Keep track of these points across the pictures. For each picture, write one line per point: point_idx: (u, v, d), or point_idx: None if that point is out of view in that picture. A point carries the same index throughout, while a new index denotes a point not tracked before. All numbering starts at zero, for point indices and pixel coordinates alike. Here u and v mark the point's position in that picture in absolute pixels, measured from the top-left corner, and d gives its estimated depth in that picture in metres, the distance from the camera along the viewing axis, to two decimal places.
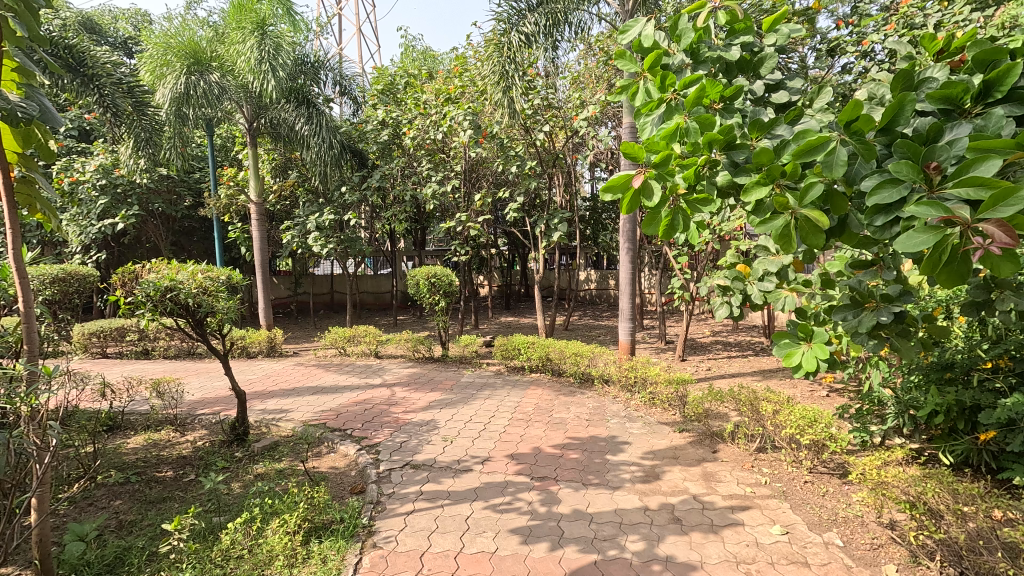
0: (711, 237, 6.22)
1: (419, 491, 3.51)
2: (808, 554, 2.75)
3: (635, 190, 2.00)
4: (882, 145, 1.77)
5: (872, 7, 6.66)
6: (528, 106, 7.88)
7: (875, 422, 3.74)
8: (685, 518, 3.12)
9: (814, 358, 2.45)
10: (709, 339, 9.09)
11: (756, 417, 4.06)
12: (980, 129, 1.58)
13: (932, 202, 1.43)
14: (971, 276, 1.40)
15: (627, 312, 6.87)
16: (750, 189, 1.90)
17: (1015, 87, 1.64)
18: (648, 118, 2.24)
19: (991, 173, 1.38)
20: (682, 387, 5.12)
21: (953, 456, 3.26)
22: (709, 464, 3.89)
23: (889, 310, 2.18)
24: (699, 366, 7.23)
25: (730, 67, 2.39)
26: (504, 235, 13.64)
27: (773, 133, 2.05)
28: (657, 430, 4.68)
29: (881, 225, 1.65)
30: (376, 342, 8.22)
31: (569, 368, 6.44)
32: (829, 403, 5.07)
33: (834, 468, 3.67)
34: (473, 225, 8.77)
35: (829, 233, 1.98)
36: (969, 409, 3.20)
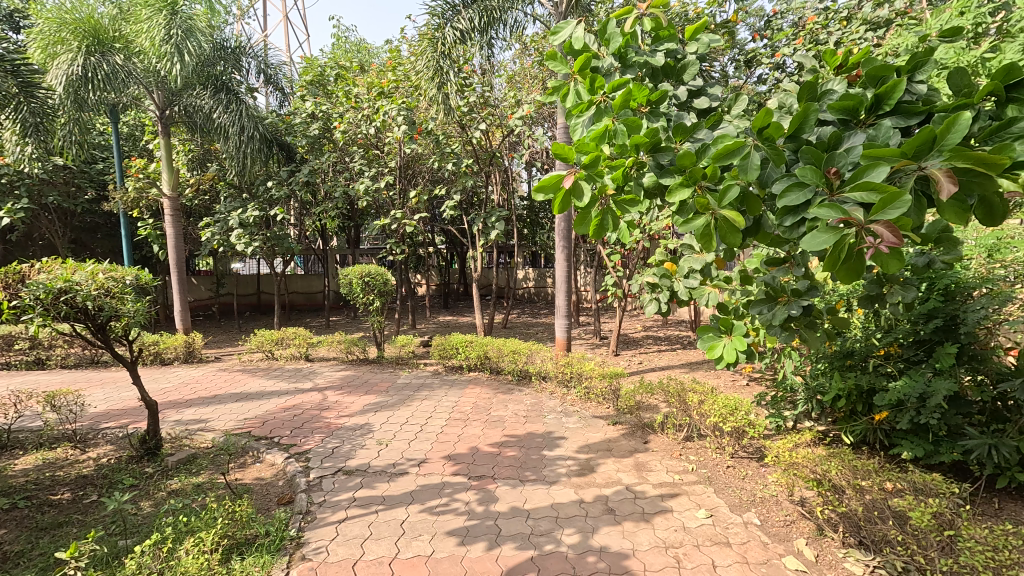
0: (642, 236, 6.48)
1: (352, 497, 3.40)
2: (730, 534, 2.92)
3: (566, 190, 2.07)
4: (791, 151, 1.90)
5: (783, 23, 7.19)
6: (463, 103, 7.82)
7: (787, 408, 4.05)
8: (618, 508, 3.23)
9: (734, 350, 2.62)
10: (640, 334, 9.47)
11: (683, 407, 4.28)
12: (873, 138, 1.73)
13: (832, 205, 1.56)
14: (865, 273, 1.54)
15: (563, 309, 6.99)
16: (674, 190, 1.99)
17: (901, 101, 1.81)
18: (579, 119, 2.30)
19: (880, 179, 1.51)
20: (615, 381, 5.30)
21: (854, 436, 3.58)
22: (641, 455, 4.04)
23: (798, 304, 2.39)
24: (631, 360, 7.51)
25: (656, 72, 2.49)
26: (441, 234, 13.50)
27: (695, 137, 2.15)
28: (592, 423, 4.81)
29: (790, 225, 1.78)
30: (307, 345, 7.87)
31: (507, 366, 6.48)
32: (748, 391, 5.43)
33: (753, 452, 3.93)
34: (409, 222, 8.60)
35: (746, 233, 2.10)
36: (866, 393, 3.54)
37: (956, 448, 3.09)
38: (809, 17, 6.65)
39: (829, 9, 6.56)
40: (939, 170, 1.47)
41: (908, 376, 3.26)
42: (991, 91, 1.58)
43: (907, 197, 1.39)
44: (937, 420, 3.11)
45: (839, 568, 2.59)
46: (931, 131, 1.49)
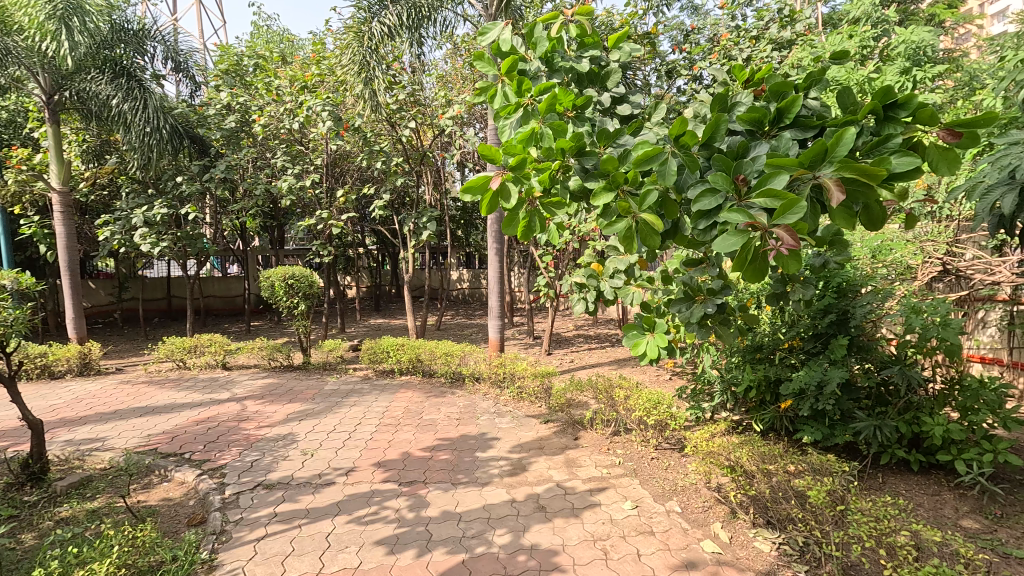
0: (571, 238, 6.63)
1: (272, 513, 3.21)
2: (653, 523, 3.05)
3: (493, 191, 2.10)
4: (704, 158, 2.01)
5: (700, 38, 7.62)
6: (392, 101, 7.65)
7: (705, 399, 4.30)
8: (549, 505, 3.28)
9: (657, 346, 2.74)
10: (572, 333, 9.72)
11: (610, 403, 4.43)
12: (775, 149, 1.86)
13: (740, 209, 1.67)
14: (768, 273, 1.68)
15: (496, 310, 7.02)
16: (598, 193, 2.05)
17: (799, 115, 1.96)
18: (507, 121, 2.32)
19: (781, 187, 1.63)
20: (547, 380, 5.40)
21: (763, 423, 3.86)
22: (571, 451, 4.14)
23: (713, 302, 2.57)
24: (563, 359, 7.67)
25: (581, 78, 2.55)
26: (372, 235, 13.14)
27: (618, 142, 2.22)
28: (524, 423, 4.87)
29: (704, 229, 1.89)
30: (224, 352, 7.36)
31: (439, 369, 6.39)
32: (671, 385, 5.73)
33: (675, 443, 4.13)
34: (336, 222, 8.25)
35: (665, 235, 2.20)
36: (773, 383, 3.85)
37: (848, 430, 3.43)
38: (723, 34, 7.12)
39: (740, 27, 7.05)
40: (830, 179, 1.61)
41: (808, 367, 3.56)
42: (873, 110, 1.75)
43: (803, 203, 1.52)
44: (832, 406, 3.43)
45: (749, 547, 2.79)
46: (824, 143, 1.63)
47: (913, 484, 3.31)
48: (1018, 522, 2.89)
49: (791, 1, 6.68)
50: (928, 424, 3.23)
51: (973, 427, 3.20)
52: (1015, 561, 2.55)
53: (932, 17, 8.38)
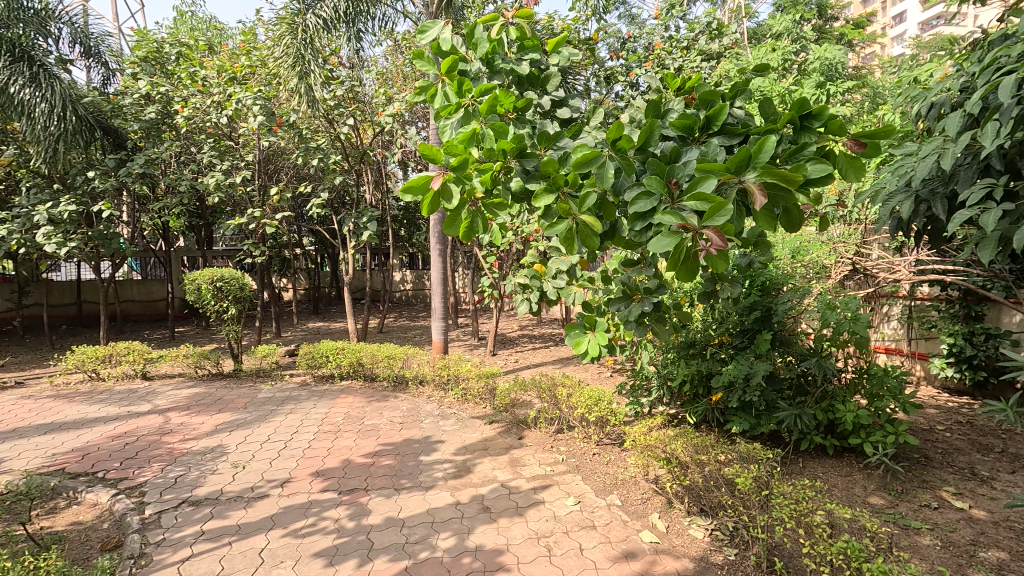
0: (515, 238, 6.67)
1: (199, 531, 3.01)
2: (595, 517, 3.13)
3: (434, 191, 2.09)
4: (640, 162, 2.09)
5: (636, 46, 7.88)
6: (329, 97, 7.40)
7: (644, 395, 4.46)
8: (494, 506, 3.28)
9: (597, 345, 2.81)
10: (516, 333, 9.80)
11: (554, 402, 4.49)
12: (704, 154, 1.96)
13: (672, 212, 1.75)
14: (698, 273, 1.76)
15: (440, 311, 6.95)
16: (539, 195, 2.07)
17: (726, 123, 2.07)
18: (448, 121, 2.30)
19: (710, 191, 1.72)
20: (491, 380, 5.41)
21: (696, 416, 4.06)
22: (516, 451, 4.17)
23: (650, 301, 2.69)
24: (508, 359, 7.69)
25: (521, 81, 2.57)
26: (309, 235, 12.64)
27: (558, 145, 2.26)
28: (469, 424, 4.84)
29: (640, 230, 1.95)
30: (144, 361, 6.82)
31: (381, 372, 6.24)
32: (611, 382, 5.90)
33: (615, 438, 4.26)
34: (270, 222, 7.86)
35: (604, 237, 2.26)
36: (705, 377, 4.05)
37: (772, 419, 3.67)
38: (658, 43, 7.41)
39: (673, 37, 7.35)
40: (754, 184, 1.71)
41: (737, 361, 3.79)
42: (790, 119, 1.87)
43: (730, 206, 1.61)
44: (758, 397, 3.66)
45: (684, 535, 2.92)
46: (748, 150, 1.72)
47: (828, 467, 3.58)
48: (916, 496, 3.20)
49: (719, 15, 7.05)
50: (841, 411, 3.51)
51: (878, 412, 3.51)
52: (913, 531, 2.82)
53: (842, 37, 9.13)
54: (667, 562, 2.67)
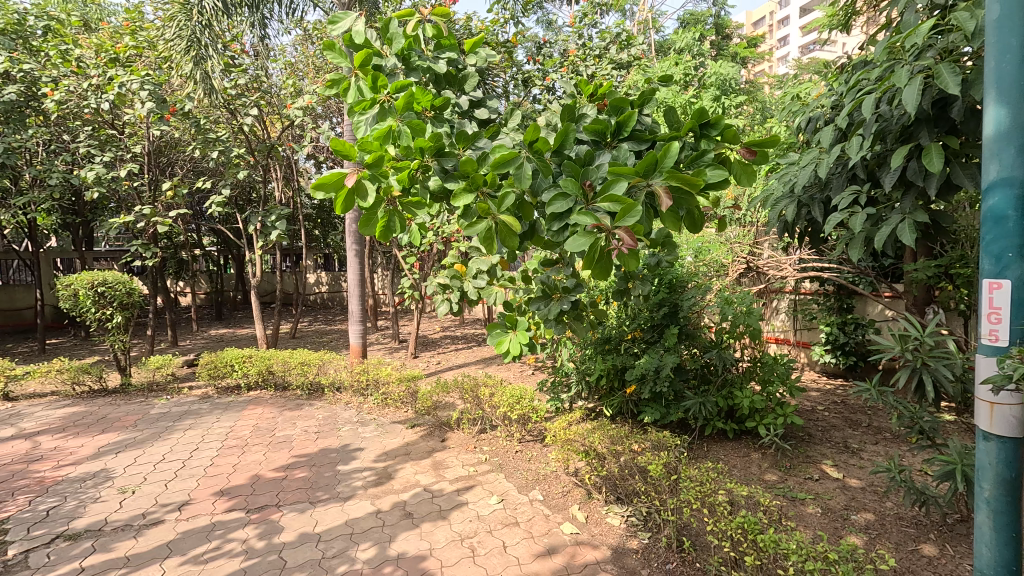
0: (435, 238, 6.57)
1: (78, 568, 2.67)
2: (518, 514, 3.17)
3: (348, 189, 2.02)
4: (556, 164, 2.14)
5: (552, 51, 8.07)
6: (230, 86, 6.85)
7: (563, 391, 4.60)
8: (416, 511, 3.22)
9: (519, 344, 2.84)
10: (438, 334, 9.70)
11: (476, 402, 4.49)
12: (616, 158, 2.05)
13: (587, 212, 1.81)
14: (612, 271, 1.84)
15: (357, 314, 6.69)
16: (458, 194, 2.05)
17: (634, 129, 2.18)
18: (362, 118, 2.24)
19: (620, 193, 1.80)
20: (413, 383, 5.30)
21: (612, 408, 4.25)
22: (438, 453, 4.12)
23: (568, 299, 2.78)
24: (430, 361, 7.57)
25: (438, 79, 2.54)
26: (210, 234, 11.66)
27: (476, 145, 2.26)
28: (390, 430, 4.71)
29: (558, 230, 2.01)
30: (6, 379, 5.93)
31: (294, 380, 5.89)
32: (532, 380, 6.01)
33: (536, 435, 4.34)
34: (162, 220, 7.14)
35: (523, 237, 2.29)
36: (620, 372, 4.25)
37: (679, 408, 3.94)
38: (572, 50, 7.64)
39: (586, 45, 7.62)
40: (660, 187, 1.82)
41: (649, 354, 4.02)
42: (691, 128, 2.01)
43: (639, 207, 1.69)
44: (667, 387, 3.91)
45: (602, 524, 3.05)
46: (655, 154, 1.82)
47: (728, 449, 3.91)
48: (801, 470, 3.57)
49: (628, 27, 7.42)
50: (739, 397, 3.84)
51: (770, 396, 3.88)
52: (799, 502, 3.15)
53: (736, 55, 9.97)
54: (586, 553, 2.77)
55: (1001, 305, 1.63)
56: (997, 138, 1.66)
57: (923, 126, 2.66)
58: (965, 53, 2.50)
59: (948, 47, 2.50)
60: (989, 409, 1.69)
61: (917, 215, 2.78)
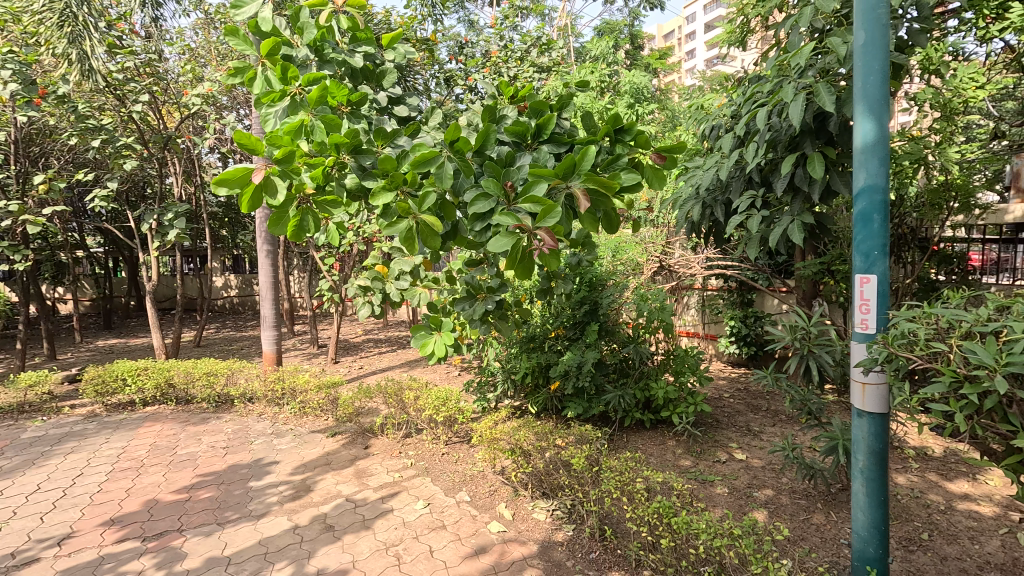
0: (354, 238, 6.32)
1: None
2: (444, 517, 3.14)
3: (255, 185, 1.89)
4: (477, 164, 2.13)
5: (474, 51, 8.06)
6: (116, 69, 6.16)
7: (489, 390, 4.62)
8: (337, 523, 3.08)
9: (444, 345, 2.81)
10: (360, 338, 9.38)
11: (400, 406, 4.39)
12: (536, 160, 2.08)
13: (509, 212, 1.83)
14: (534, 272, 1.88)
15: (270, 319, 6.29)
16: (377, 193, 1.99)
17: (553, 132, 2.22)
18: (271, 109, 2.10)
19: (541, 194, 1.83)
20: (333, 390, 5.08)
21: (538, 405, 4.34)
22: (361, 461, 3.98)
23: (493, 299, 2.81)
24: (351, 366, 7.28)
25: (355, 73, 2.45)
26: (96, 234, 10.44)
27: (395, 143, 2.20)
28: (308, 440, 4.48)
29: (480, 230, 2.01)
30: None
31: (199, 392, 5.43)
32: (458, 381, 5.98)
33: (463, 436, 4.32)
34: (34, 218, 6.28)
35: (445, 237, 2.26)
36: (544, 369, 4.35)
37: (601, 402, 4.10)
38: (494, 51, 7.68)
39: (508, 47, 7.68)
40: (579, 189, 1.86)
41: (571, 351, 4.15)
42: (606, 133, 2.09)
43: (559, 208, 1.74)
44: (588, 382, 4.06)
45: (529, 520, 3.09)
46: (573, 157, 1.87)
47: (646, 438, 4.12)
48: (710, 453, 3.85)
49: (548, 32, 7.59)
50: (654, 388, 4.06)
51: (682, 386, 4.14)
52: (708, 483, 3.39)
53: (648, 65, 10.54)
54: (514, 549, 2.80)
55: (870, 297, 1.86)
56: (866, 149, 1.88)
57: (806, 137, 2.96)
58: (839, 74, 2.80)
59: (825, 67, 2.80)
60: (862, 388, 1.91)
61: (804, 217, 3.08)
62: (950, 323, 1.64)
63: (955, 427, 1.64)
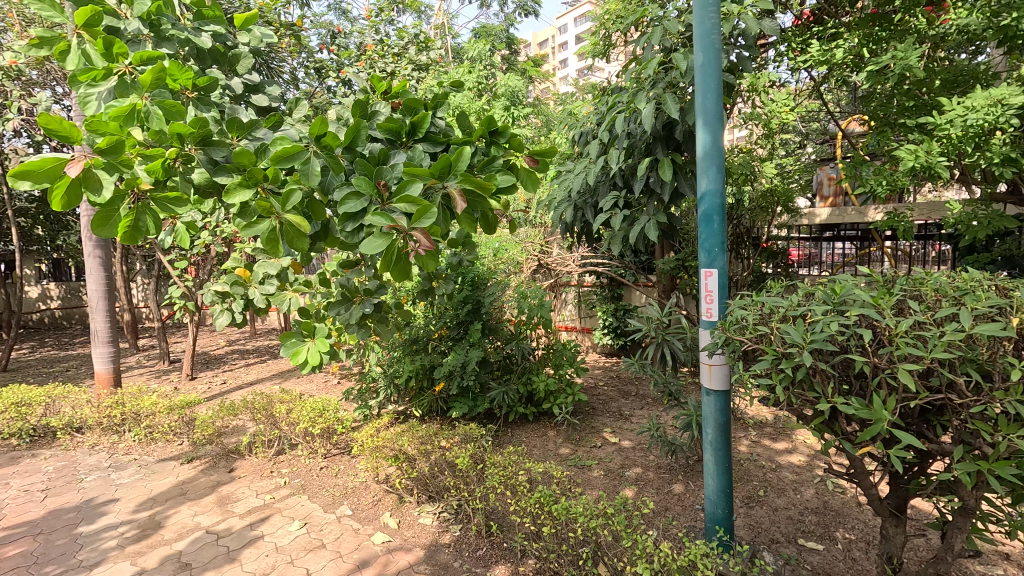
0: (211, 239, 5.67)
1: None
2: (323, 536, 2.95)
3: (72, 180, 1.60)
4: (348, 161, 2.02)
5: (347, 42, 7.68)
6: None
7: (372, 397, 4.45)
8: (195, 560, 2.75)
9: (318, 352, 2.63)
10: (223, 350, 8.46)
11: (270, 422, 4.03)
12: (411, 159, 2.03)
13: (383, 212, 1.76)
14: (411, 273, 1.82)
15: (103, 333, 5.40)
16: (232, 190, 1.80)
17: (429, 131, 2.18)
18: (92, 90, 1.79)
19: (416, 193, 1.78)
20: (188, 410, 4.51)
21: (422, 408, 4.28)
22: (225, 487, 3.59)
23: (371, 302, 2.69)
24: (212, 383, 6.51)
25: (201, 54, 2.19)
26: None
27: (253, 136, 2.00)
28: (158, 469, 3.93)
29: (351, 231, 1.91)
30: None
31: (6, 427, 4.48)
32: (338, 389, 5.67)
33: (343, 447, 4.11)
34: None
35: (315, 238, 2.12)
36: (428, 371, 4.29)
37: (485, 399, 4.16)
38: (369, 43, 7.39)
39: (384, 42, 7.43)
40: (455, 189, 1.85)
41: (455, 352, 4.15)
42: (482, 134, 2.10)
43: (435, 209, 1.71)
44: (473, 381, 4.10)
45: (415, 525, 3.03)
46: (449, 157, 1.85)
47: (529, 431, 4.26)
48: (588, 439, 4.10)
49: (425, 29, 7.49)
50: (536, 382, 4.23)
51: (561, 378, 4.35)
52: (586, 468, 3.61)
53: (524, 71, 10.93)
54: (399, 558, 2.72)
55: (712, 288, 2.12)
56: (707, 156, 2.13)
57: (659, 144, 3.26)
58: (684, 87, 3.12)
59: (673, 81, 3.10)
60: (709, 369, 2.16)
61: (658, 218, 3.41)
62: (771, 309, 1.92)
63: (777, 397, 1.92)
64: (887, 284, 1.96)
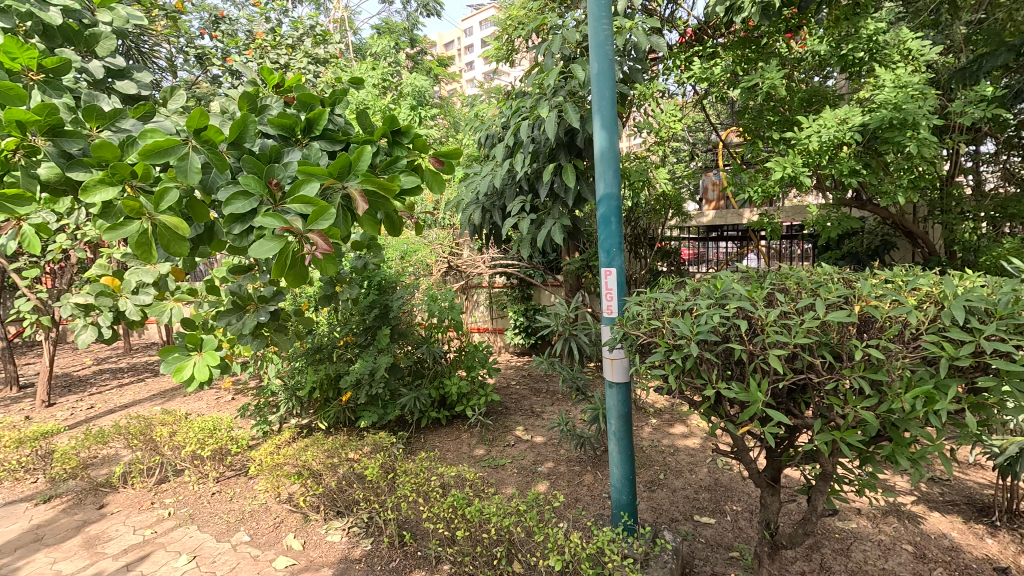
0: (71, 243, 4.96)
1: None
2: (217, 567, 2.69)
3: None
4: (234, 158, 1.85)
5: (234, 29, 7.10)
6: None
7: (271, 412, 4.15)
8: None
9: (206, 367, 2.38)
10: (90, 369, 7.43)
11: (150, 447, 3.61)
12: (307, 157, 1.90)
13: (275, 213, 1.63)
14: (309, 278, 1.71)
15: None
16: (91, 188, 1.58)
17: (327, 128, 2.06)
18: None
19: (313, 194, 1.68)
20: (44, 442, 3.91)
21: (328, 419, 4.07)
22: (93, 526, 3.15)
23: (266, 310, 2.49)
24: (75, 408, 5.69)
25: (49, 31, 1.92)
26: None
27: (118, 126, 1.75)
28: (5, 515, 3.36)
29: (239, 233, 1.75)
30: None
31: None
32: (232, 406, 5.22)
33: (238, 468, 3.79)
34: None
35: (197, 241, 1.92)
36: (334, 380, 4.09)
37: (396, 406, 4.05)
38: (259, 32, 6.89)
39: (276, 31, 6.96)
40: (355, 190, 1.75)
41: (362, 359, 3.99)
42: (384, 133, 2.03)
43: (332, 210, 1.61)
44: (382, 388, 3.96)
45: (322, 544, 2.87)
46: (348, 156, 1.76)
47: (442, 435, 4.21)
48: (501, 438, 4.14)
49: (322, 21, 7.14)
50: (447, 385, 4.19)
51: (474, 380, 4.36)
52: (500, 467, 3.64)
53: (429, 70, 10.79)
54: None
55: (612, 286, 2.24)
56: (603, 156, 2.24)
57: (561, 151, 3.40)
58: (583, 96, 3.27)
59: (572, 90, 3.23)
60: (611, 363, 2.27)
61: (563, 220, 3.53)
62: (663, 304, 2.07)
63: (670, 387, 2.07)
64: (760, 279, 2.19)
